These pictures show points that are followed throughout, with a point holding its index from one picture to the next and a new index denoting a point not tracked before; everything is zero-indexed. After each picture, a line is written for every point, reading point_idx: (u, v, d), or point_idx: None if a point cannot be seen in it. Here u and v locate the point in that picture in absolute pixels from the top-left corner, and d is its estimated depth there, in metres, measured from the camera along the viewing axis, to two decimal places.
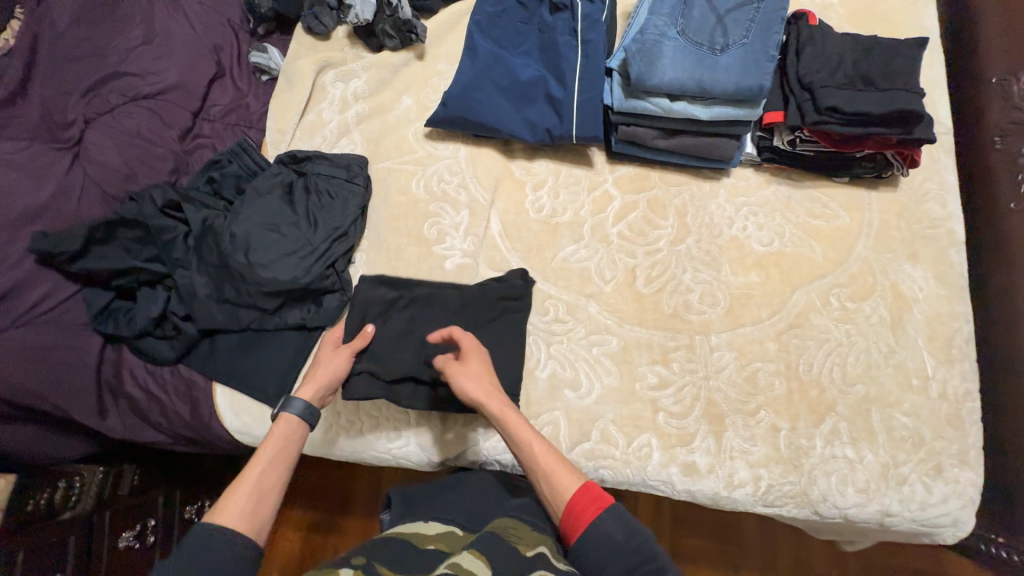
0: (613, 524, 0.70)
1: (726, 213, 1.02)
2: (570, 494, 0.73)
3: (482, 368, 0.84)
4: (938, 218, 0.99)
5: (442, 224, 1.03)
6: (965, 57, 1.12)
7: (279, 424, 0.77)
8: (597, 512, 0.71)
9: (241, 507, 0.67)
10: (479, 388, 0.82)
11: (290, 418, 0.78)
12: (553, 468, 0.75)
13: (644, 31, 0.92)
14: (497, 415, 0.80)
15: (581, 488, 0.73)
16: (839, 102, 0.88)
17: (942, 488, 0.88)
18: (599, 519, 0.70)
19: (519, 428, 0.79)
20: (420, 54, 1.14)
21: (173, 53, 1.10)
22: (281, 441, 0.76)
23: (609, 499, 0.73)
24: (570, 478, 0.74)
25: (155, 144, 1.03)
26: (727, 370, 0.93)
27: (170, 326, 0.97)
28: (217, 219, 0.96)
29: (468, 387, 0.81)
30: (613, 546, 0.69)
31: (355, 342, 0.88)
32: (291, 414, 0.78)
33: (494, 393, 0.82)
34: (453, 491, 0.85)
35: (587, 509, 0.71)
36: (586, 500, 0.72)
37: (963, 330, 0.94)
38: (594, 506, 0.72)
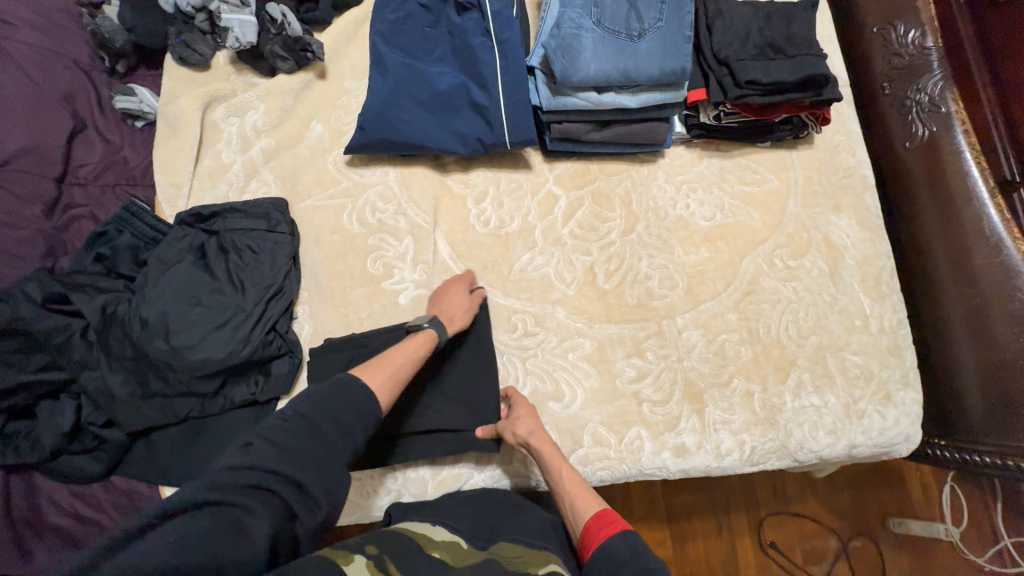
0: (621, 542, 0.69)
1: (668, 194, 1.04)
2: (591, 511, 0.74)
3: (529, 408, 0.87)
4: (851, 167, 1.07)
5: (386, 257, 0.96)
6: (847, 10, 1.20)
7: (420, 333, 0.82)
8: (609, 533, 0.70)
9: (382, 380, 0.71)
10: (530, 425, 0.83)
11: (430, 334, 0.82)
12: (581, 490, 0.77)
13: (559, 25, 0.88)
14: (538, 448, 0.81)
15: (601, 509, 0.74)
16: (756, 74, 0.91)
17: (894, 411, 0.97)
18: (609, 538, 0.70)
19: (555, 457, 0.81)
20: (322, 73, 1.03)
21: (9, 110, 0.89)
22: (422, 344, 0.80)
23: (624, 523, 0.72)
24: (591, 496, 0.76)
25: (15, 226, 0.85)
26: (696, 348, 0.96)
27: (90, 437, 0.83)
28: (119, 304, 0.83)
29: (520, 425, 0.83)
30: (619, 566, 0.67)
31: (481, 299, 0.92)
32: (431, 331, 0.82)
33: (539, 429, 0.83)
34: (461, 499, 0.82)
35: (601, 529, 0.71)
36: (601, 522, 0.72)
37: (887, 266, 1.03)
38: (609, 527, 0.71)
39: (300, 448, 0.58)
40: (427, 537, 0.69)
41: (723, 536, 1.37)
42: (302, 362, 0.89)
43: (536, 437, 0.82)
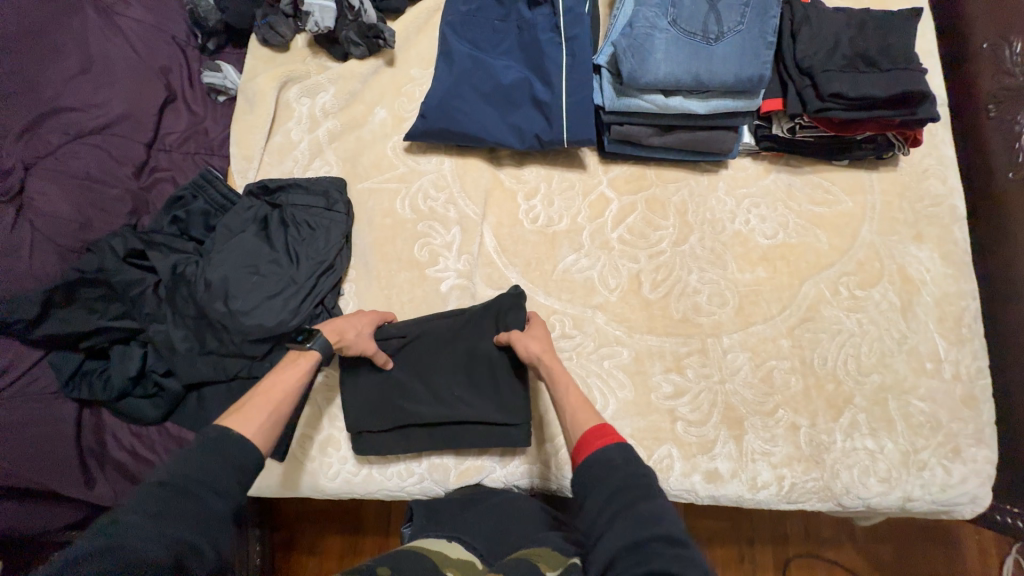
0: (615, 453, 0.64)
1: (728, 207, 0.99)
2: (589, 423, 0.69)
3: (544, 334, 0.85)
4: (940, 195, 0.97)
5: (433, 244, 0.97)
6: (954, 22, 1.09)
7: (301, 359, 0.76)
8: (604, 443, 0.65)
9: (259, 421, 0.65)
10: (540, 345, 0.81)
11: (313, 355, 0.77)
12: (580, 405, 0.73)
13: (632, 24, 0.86)
14: (546, 364, 0.79)
15: (599, 422, 0.69)
16: (842, 86, 0.84)
17: (962, 468, 0.88)
18: (604, 449, 0.64)
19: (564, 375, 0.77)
20: (391, 60, 1.05)
21: (115, 79, 0.99)
22: (302, 373, 0.74)
23: (621, 437, 0.67)
24: (591, 412, 0.72)
25: (109, 184, 0.94)
26: (742, 371, 0.91)
27: (152, 384, 0.90)
28: (188, 265, 0.89)
29: (531, 342, 0.82)
30: (609, 479, 0.61)
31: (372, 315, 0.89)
32: (313, 350, 0.77)
33: (549, 351, 0.81)
34: (481, 510, 0.80)
35: (596, 438, 0.67)
36: (598, 432, 0.67)
37: (970, 308, 0.93)
38: (604, 439, 0.66)
39: (187, 510, 0.53)
40: (444, 555, 0.66)
41: (746, 569, 1.30)
42: None
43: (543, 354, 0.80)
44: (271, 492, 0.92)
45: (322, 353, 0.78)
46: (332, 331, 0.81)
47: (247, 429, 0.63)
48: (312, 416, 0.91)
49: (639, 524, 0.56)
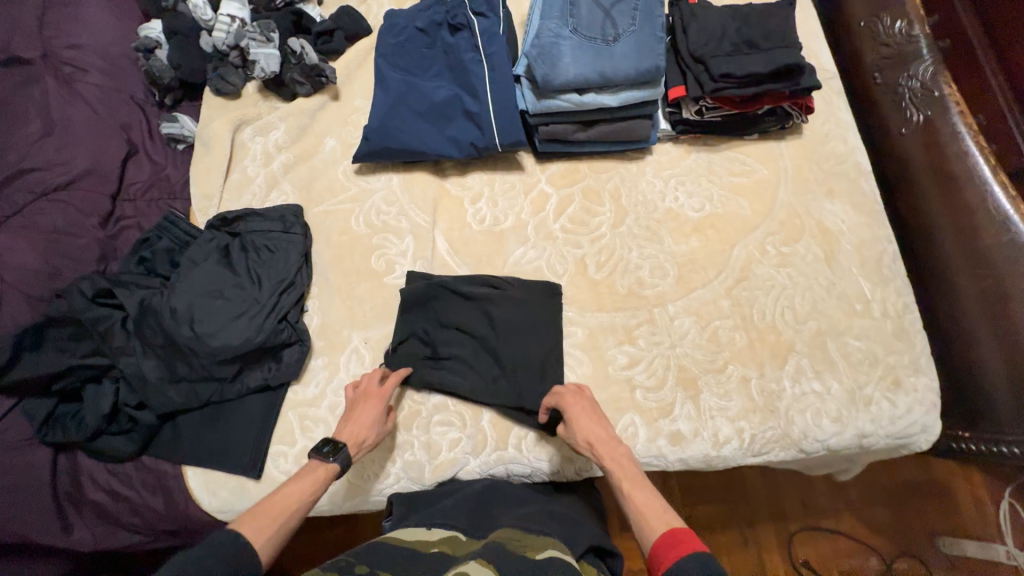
0: (692, 566, 0.62)
1: (657, 188, 1.07)
2: (665, 527, 0.69)
3: (588, 409, 0.84)
4: (843, 154, 1.07)
5: (389, 254, 1.03)
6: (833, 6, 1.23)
7: (315, 469, 0.77)
8: (679, 556, 0.64)
9: (266, 530, 0.68)
10: (610, 433, 0.82)
11: (331, 467, 0.78)
12: (647, 507, 0.72)
13: (540, 36, 0.97)
14: (583, 427, 0.83)
15: (670, 529, 0.68)
16: (730, 67, 0.95)
17: (905, 399, 0.93)
18: (678, 560, 0.64)
19: (634, 479, 0.76)
20: (335, 95, 1.15)
21: (78, 139, 1.06)
22: (314, 484, 0.76)
23: (697, 546, 0.65)
24: (663, 514, 0.71)
25: (75, 234, 1.00)
26: (689, 335, 0.97)
27: (126, 419, 0.92)
28: (154, 298, 0.93)
29: (591, 431, 0.82)
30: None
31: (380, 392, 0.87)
32: (334, 465, 0.78)
33: (614, 440, 0.81)
34: (458, 496, 0.83)
35: (673, 547, 0.65)
36: (671, 542, 0.66)
37: (888, 251, 1.01)
38: (679, 548, 0.65)
39: None
40: (423, 540, 0.70)
41: (749, 550, 1.29)
42: (311, 350, 0.97)
43: (604, 450, 0.80)
44: None
45: (343, 466, 0.79)
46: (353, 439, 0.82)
47: (256, 538, 0.67)
48: (284, 431, 0.93)
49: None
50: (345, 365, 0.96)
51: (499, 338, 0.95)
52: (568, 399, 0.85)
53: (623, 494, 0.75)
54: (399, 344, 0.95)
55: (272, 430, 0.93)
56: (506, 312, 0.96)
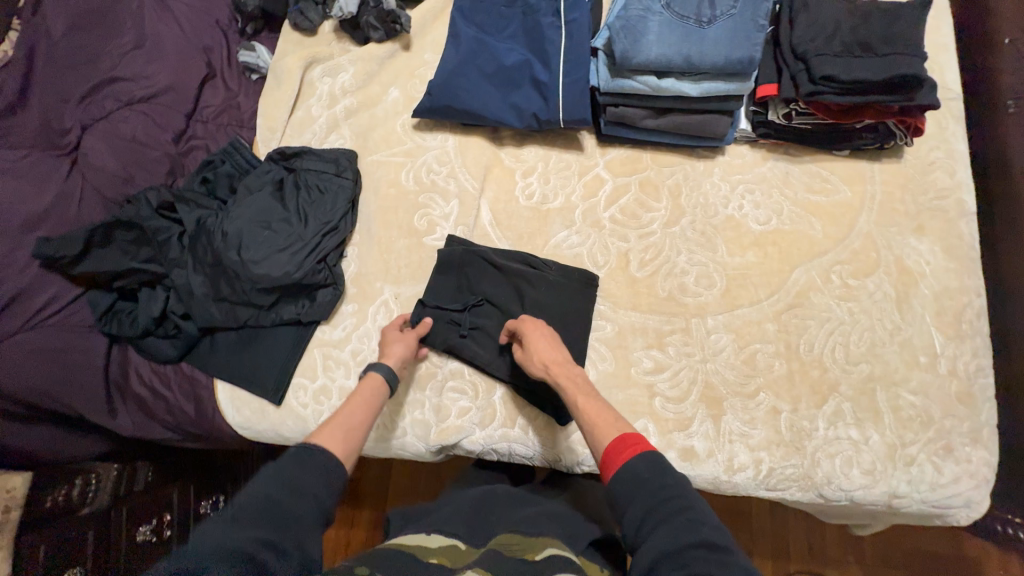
0: (642, 465, 0.64)
1: (722, 192, 1.00)
2: (614, 434, 0.70)
3: (544, 336, 0.86)
4: (946, 188, 0.95)
5: (432, 214, 1.03)
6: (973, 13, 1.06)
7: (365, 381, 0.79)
8: (630, 457, 0.66)
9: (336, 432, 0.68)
10: (564, 356, 0.83)
11: (378, 379, 0.80)
12: (600, 417, 0.73)
13: (627, 8, 0.89)
14: (535, 347, 0.84)
15: (620, 434, 0.69)
16: (835, 70, 0.84)
17: (953, 468, 0.84)
18: (630, 461, 0.65)
19: (587, 395, 0.77)
20: (406, 45, 1.13)
21: (164, 56, 1.11)
22: (370, 399, 0.77)
23: (647, 445, 0.67)
24: (613, 422, 0.72)
25: (150, 146, 1.05)
26: (724, 352, 0.91)
27: (172, 325, 0.99)
28: (210, 219, 0.98)
29: (547, 354, 0.83)
30: (641, 486, 0.63)
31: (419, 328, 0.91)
32: (377, 374, 0.80)
33: (565, 361, 0.82)
34: (453, 506, 0.80)
35: (622, 453, 0.67)
36: (621, 446, 0.67)
37: (974, 304, 0.90)
38: (630, 450, 0.67)
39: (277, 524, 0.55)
40: (423, 547, 0.66)
41: None
42: (343, 295, 1.00)
43: (557, 368, 0.81)
44: (266, 435, 0.99)
45: (388, 378, 0.81)
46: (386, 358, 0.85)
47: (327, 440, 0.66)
48: (307, 366, 0.97)
49: (683, 530, 0.57)
50: (372, 316, 0.98)
51: None
52: (531, 326, 0.87)
53: (575, 406, 0.76)
54: (427, 302, 0.95)
55: (297, 363, 0.98)
56: (539, 296, 0.94)
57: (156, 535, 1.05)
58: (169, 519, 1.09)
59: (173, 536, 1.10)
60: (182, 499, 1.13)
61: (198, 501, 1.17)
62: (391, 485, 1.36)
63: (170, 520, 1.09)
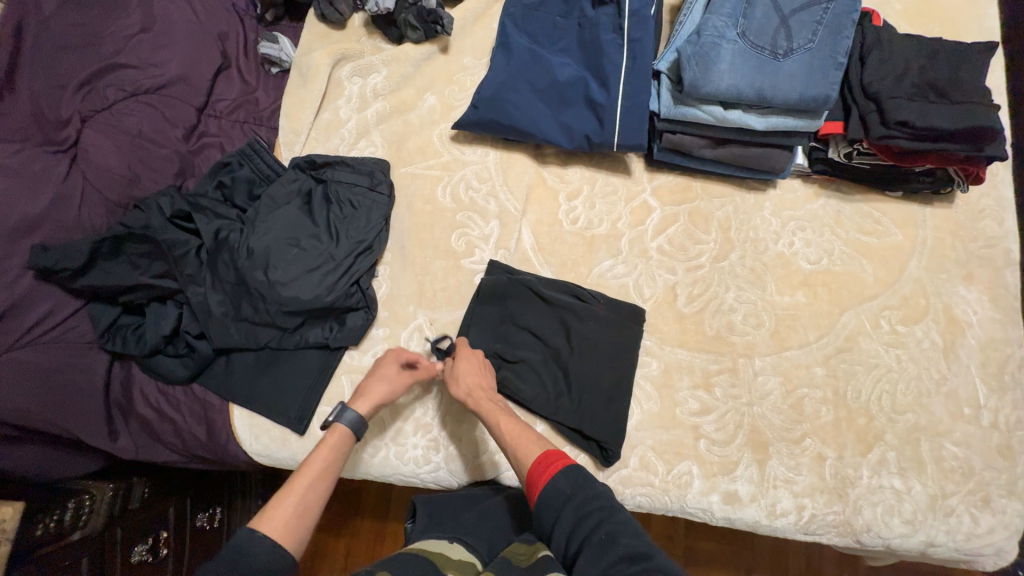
0: (563, 482, 0.68)
1: (772, 227, 0.97)
2: (541, 449, 0.74)
3: (476, 359, 0.85)
4: (994, 237, 0.94)
5: (470, 235, 0.97)
6: None
7: (330, 435, 0.75)
8: (552, 475, 0.69)
9: (282, 516, 0.66)
10: (492, 381, 0.85)
11: (341, 431, 0.76)
12: (521, 434, 0.76)
13: (700, 32, 0.84)
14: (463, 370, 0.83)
15: (544, 451, 0.73)
16: (910, 115, 0.81)
17: (990, 519, 0.85)
18: (554, 478, 0.69)
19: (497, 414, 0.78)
20: (445, 47, 1.05)
21: (175, 42, 1.00)
22: (332, 451, 0.74)
23: (565, 459, 0.71)
24: (538, 439, 0.75)
25: (158, 143, 0.95)
26: (772, 396, 0.90)
27: (183, 344, 0.91)
28: (232, 232, 0.89)
29: (484, 376, 0.84)
30: (565, 503, 0.67)
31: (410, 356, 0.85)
32: (341, 426, 0.76)
33: (493, 388, 0.84)
34: (481, 511, 0.80)
35: (545, 472, 0.70)
36: (545, 463, 0.71)
37: (1016, 356, 0.90)
38: (552, 469, 0.70)
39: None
40: (444, 556, 0.68)
41: None
42: (375, 319, 0.93)
43: (480, 392, 0.81)
44: (284, 463, 0.92)
45: (354, 428, 0.77)
46: (361, 398, 0.80)
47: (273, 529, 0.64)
48: (334, 394, 0.91)
49: (604, 549, 0.62)
50: (405, 342, 0.92)
51: (569, 358, 0.89)
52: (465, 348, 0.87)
53: (496, 424, 0.77)
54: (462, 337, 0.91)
55: (323, 389, 0.91)
56: (584, 330, 0.90)
57: (152, 555, 0.94)
58: (164, 536, 0.97)
59: (169, 553, 0.98)
60: (180, 517, 1.01)
61: (194, 513, 1.04)
62: (394, 499, 1.28)
63: (166, 537, 0.97)
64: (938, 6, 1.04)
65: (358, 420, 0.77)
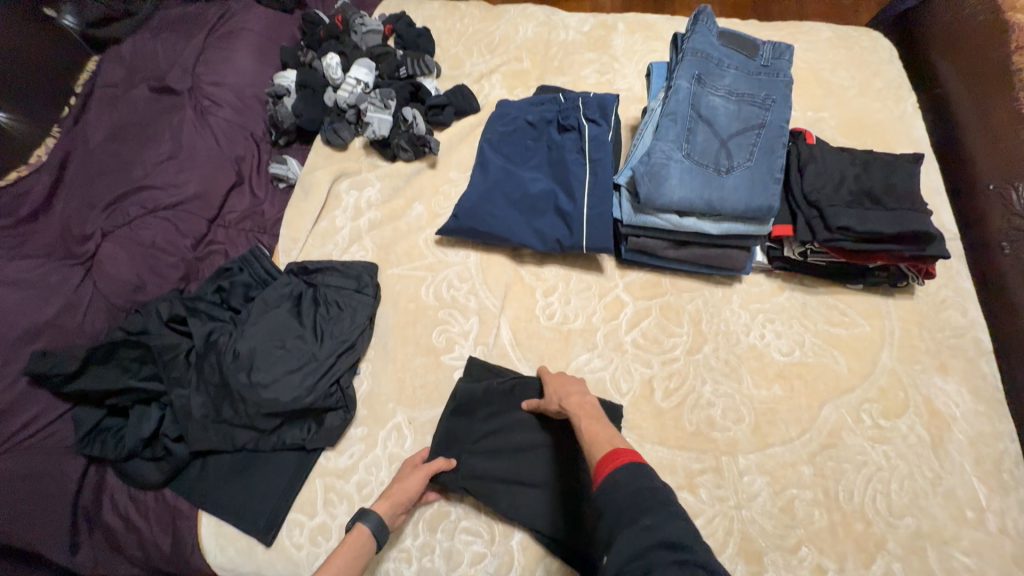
0: (623, 473, 0.64)
1: (742, 320, 1.00)
2: (612, 446, 0.71)
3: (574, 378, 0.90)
4: (960, 327, 0.97)
5: (451, 331, 1.01)
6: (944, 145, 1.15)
7: (351, 534, 0.76)
8: (614, 466, 0.66)
9: None
10: (586, 390, 0.87)
11: (364, 533, 0.76)
12: (600, 434, 0.75)
13: (650, 153, 0.95)
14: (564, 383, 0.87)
15: (613, 448, 0.70)
16: (850, 222, 0.88)
17: None
18: (612, 473, 0.65)
19: (591, 418, 0.79)
20: (432, 164, 1.19)
21: (196, 166, 1.13)
22: (351, 553, 0.73)
23: (635, 458, 0.67)
24: (609, 438, 0.73)
25: (168, 252, 1.04)
26: (760, 498, 0.86)
27: (160, 447, 0.90)
28: (222, 335, 0.95)
29: (576, 386, 0.87)
30: (619, 492, 0.62)
31: (434, 463, 0.84)
32: (364, 526, 0.76)
33: (585, 394, 0.85)
34: None
35: (611, 461, 0.67)
36: (611, 456, 0.68)
37: (1010, 451, 0.87)
38: (616, 463, 0.66)
39: None
40: None
41: None
42: (353, 418, 0.94)
43: (570, 397, 0.83)
44: None
45: (376, 531, 0.76)
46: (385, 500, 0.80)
47: None
48: (306, 499, 0.88)
49: (648, 535, 0.55)
50: (383, 441, 0.92)
51: (540, 457, 0.88)
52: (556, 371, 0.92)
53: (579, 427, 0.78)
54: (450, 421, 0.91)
55: (296, 493, 0.89)
56: (556, 429, 0.90)
57: None
58: None
59: None
60: None
61: None
62: None
63: None
64: (867, 123, 1.18)
65: (380, 525, 0.76)
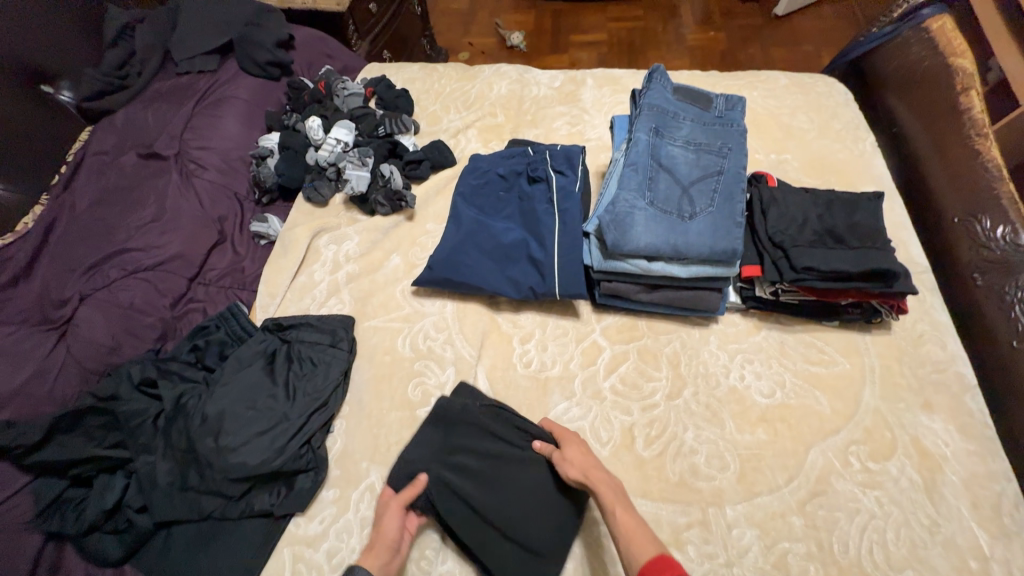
0: None
1: (720, 361, 0.99)
2: (654, 549, 0.66)
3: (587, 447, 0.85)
4: (941, 361, 0.96)
5: (427, 384, 1.00)
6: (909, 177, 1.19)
7: None
8: None
9: None
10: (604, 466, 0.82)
11: None
12: (637, 529, 0.70)
13: (614, 203, 0.97)
14: (584, 455, 0.82)
15: (659, 553, 0.66)
16: (814, 261, 0.89)
17: None
18: None
19: (622, 505, 0.73)
20: (410, 216, 1.22)
21: (180, 227, 1.16)
22: None
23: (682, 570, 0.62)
24: (650, 538, 0.68)
25: (145, 313, 1.04)
26: (751, 553, 0.81)
27: (123, 519, 0.87)
28: (192, 397, 0.93)
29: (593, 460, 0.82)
30: None
31: (407, 492, 0.81)
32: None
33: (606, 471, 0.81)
34: None
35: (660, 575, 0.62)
36: (660, 564, 0.63)
37: (1007, 493, 0.83)
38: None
39: None
40: None
41: None
42: (325, 480, 0.91)
43: (596, 472, 0.78)
44: None
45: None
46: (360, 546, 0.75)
47: None
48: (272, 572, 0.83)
49: None
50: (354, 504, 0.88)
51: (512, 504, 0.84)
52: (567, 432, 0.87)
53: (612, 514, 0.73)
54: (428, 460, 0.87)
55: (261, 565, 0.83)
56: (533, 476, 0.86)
57: None
58: None
59: None
60: None
61: None
62: None
63: None
64: (829, 163, 1.22)
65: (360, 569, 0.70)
